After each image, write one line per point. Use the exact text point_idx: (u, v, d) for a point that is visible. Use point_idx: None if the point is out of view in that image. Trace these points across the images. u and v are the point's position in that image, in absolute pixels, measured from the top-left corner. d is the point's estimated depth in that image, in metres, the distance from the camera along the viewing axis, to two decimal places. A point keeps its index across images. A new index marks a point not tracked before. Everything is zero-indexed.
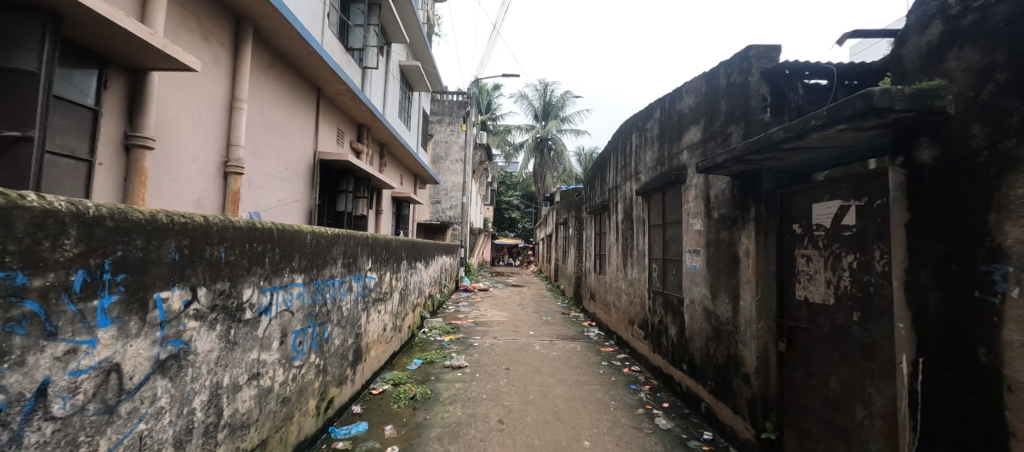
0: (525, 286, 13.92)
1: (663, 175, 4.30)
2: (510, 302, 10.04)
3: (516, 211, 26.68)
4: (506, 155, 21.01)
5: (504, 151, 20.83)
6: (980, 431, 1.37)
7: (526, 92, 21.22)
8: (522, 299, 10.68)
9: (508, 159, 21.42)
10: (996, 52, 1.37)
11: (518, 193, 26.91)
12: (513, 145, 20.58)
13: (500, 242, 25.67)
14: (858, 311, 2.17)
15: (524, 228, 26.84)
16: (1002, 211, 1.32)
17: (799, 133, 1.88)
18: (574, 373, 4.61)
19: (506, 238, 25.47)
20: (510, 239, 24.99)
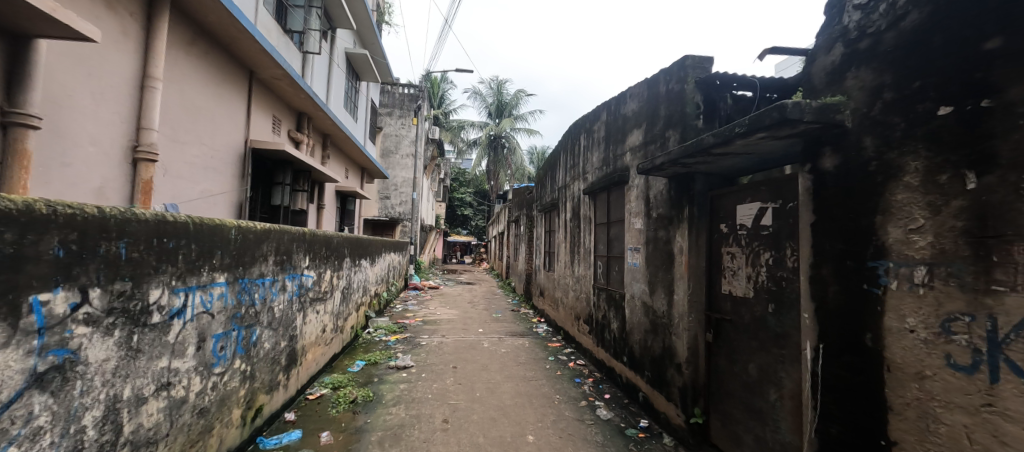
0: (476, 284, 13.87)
1: (608, 176, 4.46)
2: (460, 300, 9.94)
3: (468, 208, 26.46)
4: (458, 152, 20.73)
5: (457, 147, 20.56)
6: (865, 407, 1.56)
7: (479, 89, 21.08)
8: (473, 296, 10.62)
9: (460, 156, 21.16)
10: (885, 73, 1.55)
11: (470, 190, 26.70)
12: (466, 142, 20.36)
13: (451, 239, 25.33)
14: (772, 303, 2.40)
15: (476, 226, 26.66)
16: (886, 214, 1.50)
17: (725, 139, 2.03)
18: (522, 369, 4.66)
19: (457, 235, 25.17)
20: (461, 237, 24.74)
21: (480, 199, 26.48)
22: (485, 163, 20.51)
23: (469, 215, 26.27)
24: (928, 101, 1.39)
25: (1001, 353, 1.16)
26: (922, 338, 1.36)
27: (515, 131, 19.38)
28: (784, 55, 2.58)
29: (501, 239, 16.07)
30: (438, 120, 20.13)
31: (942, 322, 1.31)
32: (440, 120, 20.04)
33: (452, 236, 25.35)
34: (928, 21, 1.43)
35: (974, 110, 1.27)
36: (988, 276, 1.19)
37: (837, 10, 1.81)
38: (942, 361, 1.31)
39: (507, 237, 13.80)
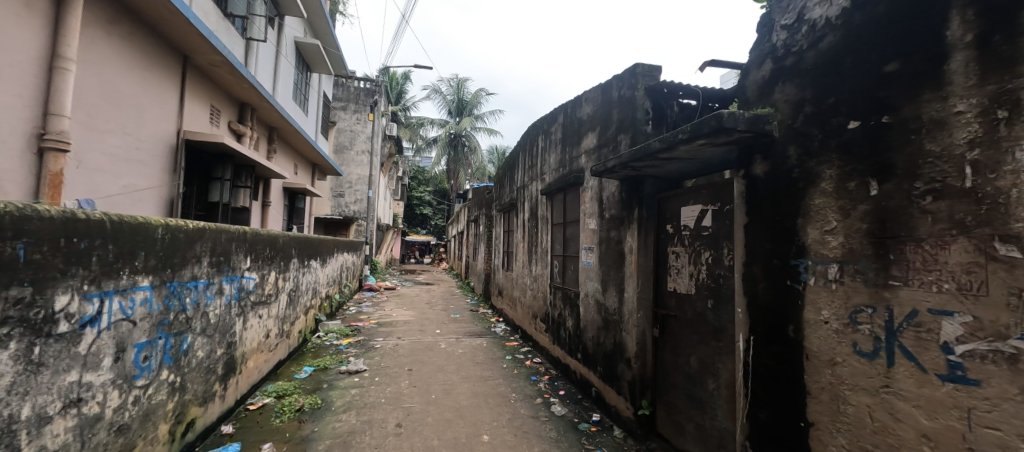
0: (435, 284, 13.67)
1: (564, 177, 4.56)
2: (417, 301, 9.74)
3: (427, 207, 25.97)
4: (417, 150, 20.27)
5: (415, 145, 20.12)
6: (788, 392, 1.71)
7: (438, 86, 20.74)
8: (431, 297, 10.45)
9: (418, 154, 20.71)
10: (806, 89, 1.71)
11: (429, 189, 26.21)
12: (425, 140, 19.98)
13: (409, 239, 24.75)
14: (711, 298, 2.56)
15: (436, 226, 26.25)
16: (807, 217, 1.65)
17: (670, 144, 2.14)
18: (478, 369, 4.65)
19: (416, 235, 24.64)
20: (420, 237, 24.25)
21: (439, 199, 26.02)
22: (445, 162, 20.22)
23: (428, 214, 25.81)
24: (841, 116, 1.55)
25: (896, 340, 1.31)
26: (835, 329, 1.51)
27: (475, 129, 19.22)
28: (726, 68, 2.69)
29: (461, 239, 15.94)
30: (395, 116, 19.60)
31: (850, 314, 1.46)
32: (398, 117, 19.51)
33: (410, 236, 24.80)
34: (841, 44, 1.58)
35: (877, 125, 1.41)
36: (887, 272, 1.34)
37: (767, 29, 1.97)
38: (851, 348, 1.45)
39: (466, 237, 13.69)
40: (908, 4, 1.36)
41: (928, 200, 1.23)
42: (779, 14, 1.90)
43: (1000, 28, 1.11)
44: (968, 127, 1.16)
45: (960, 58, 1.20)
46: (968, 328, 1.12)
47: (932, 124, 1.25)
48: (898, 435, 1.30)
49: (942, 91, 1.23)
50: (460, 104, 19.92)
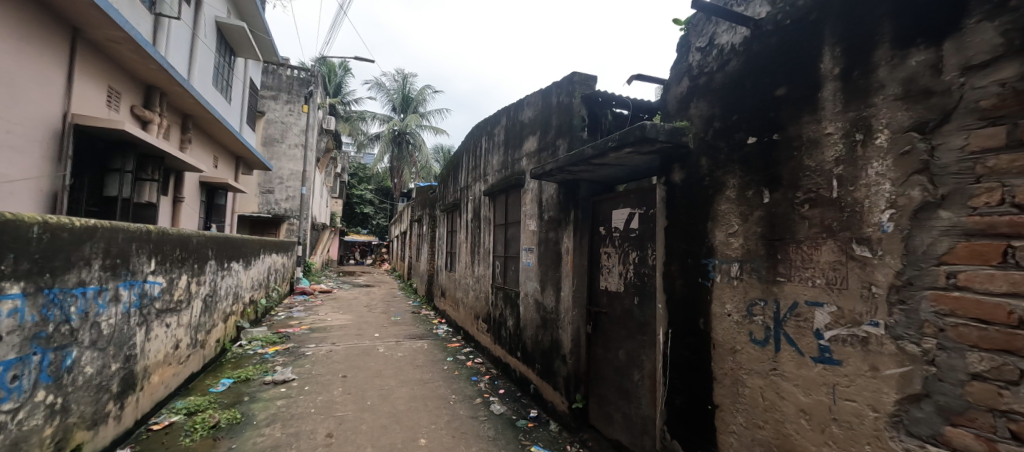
0: (375, 286, 13.13)
1: (506, 179, 4.62)
2: (355, 304, 9.30)
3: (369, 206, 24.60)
4: (357, 145, 19.31)
5: (356, 140, 19.17)
6: (698, 379, 1.89)
7: (381, 80, 19.94)
8: (370, 299, 10.03)
9: (359, 151, 19.75)
10: (715, 106, 1.90)
11: (371, 187, 24.63)
12: (366, 135, 19.08)
13: (348, 239, 23.53)
14: (637, 296, 2.74)
15: (378, 226, 25.17)
16: (714, 221, 1.83)
17: (601, 151, 2.27)
18: (418, 372, 4.56)
19: (355, 235, 23.51)
20: (360, 236, 23.17)
21: (382, 197, 24.95)
22: (387, 159, 19.48)
23: (370, 213, 24.60)
24: (742, 132, 1.74)
25: (782, 329, 1.50)
26: (736, 320, 1.70)
27: (420, 127, 18.68)
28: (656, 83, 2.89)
29: (404, 239, 15.46)
30: (334, 109, 18.52)
31: (748, 307, 1.65)
32: (336, 110, 18.46)
33: (349, 235, 23.60)
34: (743, 68, 1.78)
35: (769, 142, 1.61)
36: (775, 270, 1.54)
37: (685, 49, 2.16)
38: (747, 337, 1.64)
39: (409, 237, 13.33)
40: (793, 38, 1.57)
41: (806, 207, 1.43)
42: (695, 37, 2.09)
43: (858, 66, 1.32)
44: (835, 147, 1.36)
45: (830, 87, 1.41)
46: (833, 316, 1.32)
47: (809, 142, 1.45)
48: (782, 411, 1.49)
49: (817, 115, 1.43)
50: (404, 101, 19.28)
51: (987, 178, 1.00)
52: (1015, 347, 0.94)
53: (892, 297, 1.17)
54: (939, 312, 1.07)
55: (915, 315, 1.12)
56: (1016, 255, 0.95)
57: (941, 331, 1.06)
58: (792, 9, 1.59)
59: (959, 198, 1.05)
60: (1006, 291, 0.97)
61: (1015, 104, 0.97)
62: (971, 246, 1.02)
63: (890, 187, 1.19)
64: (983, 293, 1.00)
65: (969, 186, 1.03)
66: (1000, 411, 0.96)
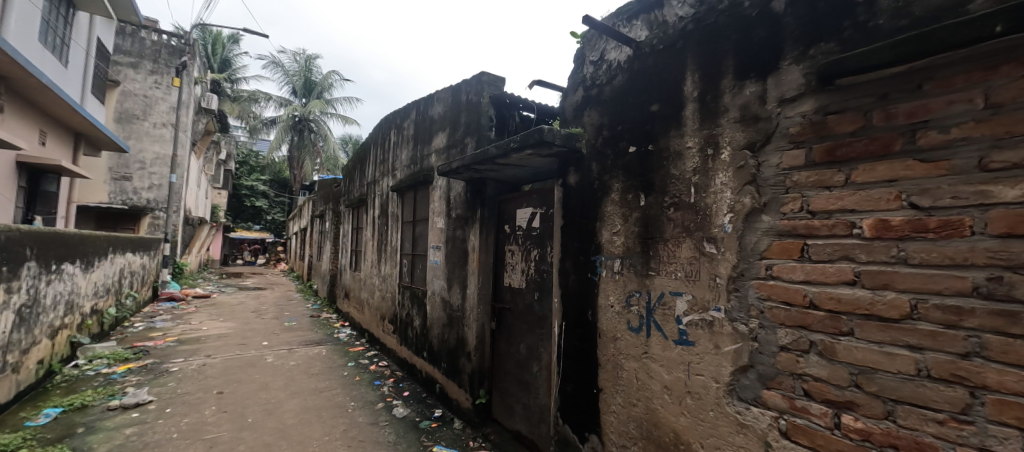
0: (267, 288, 11.75)
1: (415, 175, 4.49)
2: (240, 309, 8.20)
3: (263, 198, 21.67)
4: (247, 129, 17.03)
5: (246, 124, 16.84)
6: (586, 366, 2.05)
7: (278, 59, 17.81)
8: (260, 304, 8.94)
9: (250, 136, 17.43)
10: (604, 117, 2.08)
11: (267, 178, 21.91)
12: (259, 119, 16.92)
13: (233, 235, 20.63)
14: (537, 291, 2.88)
15: (273, 222, 22.29)
16: (601, 221, 2.01)
17: (504, 152, 2.34)
18: (312, 381, 4.19)
19: (243, 230, 20.74)
20: (249, 233, 20.52)
21: (278, 189, 22.40)
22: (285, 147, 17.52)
23: (263, 207, 21.88)
24: (624, 141, 1.94)
25: (652, 316, 1.71)
26: (617, 310, 1.88)
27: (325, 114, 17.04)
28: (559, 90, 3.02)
29: (303, 236, 14.05)
30: (218, 86, 16.02)
31: (626, 298, 1.83)
32: (220, 87, 16.03)
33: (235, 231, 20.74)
34: (626, 83, 1.98)
35: (645, 151, 1.81)
36: (648, 265, 1.74)
37: (580, 62, 2.32)
38: (626, 326, 1.83)
39: (310, 235, 12.18)
40: (665, 61, 1.79)
41: (672, 210, 1.64)
42: (589, 51, 2.26)
43: (711, 91, 1.56)
44: (693, 160, 1.59)
45: (690, 107, 1.64)
46: (690, 304, 1.54)
47: (675, 154, 1.67)
48: (651, 388, 1.69)
49: (681, 130, 1.65)
50: (306, 84, 17.49)
51: (793, 190, 1.27)
52: (808, 323, 1.20)
53: (730, 286, 1.40)
54: (761, 298, 1.32)
55: (744, 300, 1.36)
56: (811, 251, 1.22)
57: (762, 313, 1.31)
58: (664, 36, 1.80)
59: (776, 205, 1.30)
60: (802, 279, 1.23)
61: (811, 133, 1.24)
62: (781, 243, 1.28)
63: (731, 194, 1.42)
64: (789, 282, 1.25)
65: (781, 195, 1.29)
66: (798, 374, 1.22)
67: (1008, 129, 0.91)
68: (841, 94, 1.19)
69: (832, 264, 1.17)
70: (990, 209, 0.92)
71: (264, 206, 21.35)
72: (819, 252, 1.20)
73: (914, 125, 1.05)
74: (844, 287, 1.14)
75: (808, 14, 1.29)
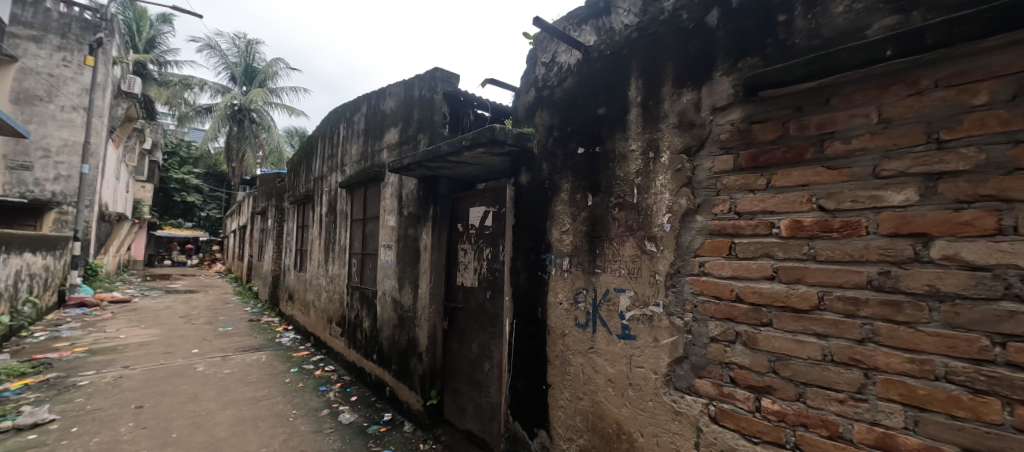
0: (200, 291, 10.81)
1: (365, 171, 4.32)
2: (167, 315, 7.47)
3: (196, 194, 19.63)
4: (176, 117, 15.53)
5: (175, 111, 15.35)
6: (536, 363, 2.09)
7: (214, 42, 16.39)
8: (191, 308, 8.20)
9: (179, 124, 15.91)
10: (555, 119, 2.12)
11: (199, 171, 19.73)
12: (191, 106, 15.50)
13: (161, 233, 18.77)
14: (489, 290, 2.88)
15: (207, 219, 20.56)
16: (551, 220, 2.05)
17: (456, 149, 2.31)
18: (250, 390, 3.92)
19: (172, 228, 18.93)
20: (178, 231, 18.75)
21: (213, 183, 20.66)
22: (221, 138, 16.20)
23: (198, 204, 19.80)
24: (572, 143, 1.99)
25: (598, 312, 1.77)
26: (565, 307, 1.93)
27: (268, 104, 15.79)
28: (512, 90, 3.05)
29: (242, 235, 13.09)
30: (140, 68, 14.44)
31: (574, 295, 1.89)
32: (143, 70, 14.47)
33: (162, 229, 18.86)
34: (575, 86, 2.03)
35: (593, 153, 1.87)
36: (595, 263, 1.79)
37: (532, 63, 2.34)
38: (573, 322, 1.88)
39: (250, 233, 11.36)
40: (612, 66, 1.85)
41: (617, 210, 1.71)
42: (541, 53, 2.29)
43: (653, 97, 1.64)
44: (636, 162, 1.66)
45: (633, 112, 1.71)
46: (632, 299, 1.61)
47: (620, 156, 1.73)
48: (596, 382, 1.75)
49: (625, 133, 1.72)
50: (247, 71, 16.26)
51: (723, 193, 1.36)
52: (735, 315, 1.30)
53: (667, 282, 1.49)
54: (694, 292, 1.41)
55: (680, 295, 1.45)
56: (737, 249, 1.31)
57: (696, 307, 1.40)
58: (611, 42, 1.87)
59: (708, 206, 1.39)
60: (730, 275, 1.33)
61: (738, 140, 1.34)
62: (712, 242, 1.37)
63: (670, 196, 1.50)
64: (719, 277, 1.35)
65: (713, 197, 1.38)
66: (726, 363, 1.31)
67: (895, 142, 1.04)
68: (763, 104, 1.29)
69: (755, 260, 1.27)
70: (881, 212, 1.05)
71: (198, 201, 19.55)
72: (745, 250, 1.30)
73: (823, 135, 1.17)
74: (765, 281, 1.25)
75: (736, 30, 1.40)
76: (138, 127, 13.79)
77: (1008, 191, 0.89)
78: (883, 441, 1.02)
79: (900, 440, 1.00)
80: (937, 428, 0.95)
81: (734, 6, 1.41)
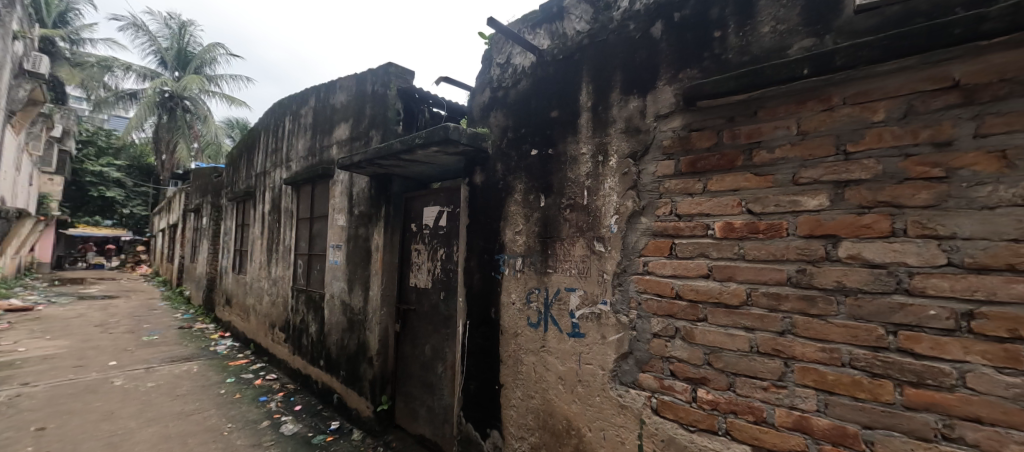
0: (121, 296, 9.76)
1: (313, 167, 4.10)
2: (80, 323, 6.68)
3: (117, 189, 17.67)
4: (93, 103, 13.89)
5: (91, 95, 13.71)
6: (488, 364, 2.09)
7: (140, 22, 14.85)
8: (109, 316, 7.39)
9: (96, 111, 14.26)
10: (510, 120, 2.13)
11: (120, 163, 17.80)
12: (111, 91, 13.93)
13: (73, 232, 16.73)
14: (443, 291, 2.85)
15: (130, 216, 18.61)
16: (504, 220, 2.06)
17: (409, 147, 2.26)
18: (178, 404, 3.59)
19: (88, 226, 16.93)
20: (95, 231, 16.82)
21: (138, 177, 18.75)
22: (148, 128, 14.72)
23: (119, 200, 17.87)
24: (526, 144, 2.01)
25: (549, 312, 1.80)
26: (517, 307, 1.95)
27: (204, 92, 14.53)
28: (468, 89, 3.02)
29: (173, 234, 11.99)
30: (48, 45, 12.76)
31: (526, 294, 1.91)
32: (51, 47, 12.80)
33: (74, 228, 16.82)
34: (529, 88, 2.06)
35: (545, 156, 1.90)
36: (546, 263, 1.83)
37: (487, 63, 2.34)
38: (525, 322, 1.91)
39: (181, 232, 10.42)
40: (564, 70, 1.90)
41: (568, 211, 1.75)
42: (496, 53, 2.30)
43: (602, 103, 1.69)
44: (586, 165, 1.71)
45: (584, 116, 1.76)
46: (581, 298, 1.66)
47: (571, 159, 1.78)
48: (547, 380, 1.78)
49: (576, 137, 1.77)
50: (179, 56, 14.90)
51: (665, 196, 1.44)
52: (674, 311, 1.38)
53: (614, 281, 1.54)
54: (639, 290, 1.48)
55: (626, 293, 1.51)
56: (677, 249, 1.39)
57: (640, 304, 1.47)
58: (564, 47, 1.91)
59: (651, 209, 1.47)
60: (670, 274, 1.40)
61: (679, 147, 1.42)
62: (655, 242, 1.45)
63: (617, 198, 1.56)
64: (660, 276, 1.42)
65: (656, 200, 1.46)
66: (666, 357, 1.39)
67: (811, 153, 1.15)
68: (700, 114, 1.38)
69: (692, 260, 1.36)
70: (799, 215, 1.16)
71: (120, 196, 17.63)
72: (683, 250, 1.38)
73: (751, 145, 1.27)
74: (701, 279, 1.33)
75: (678, 42, 1.48)
76: (44, 112, 12.17)
77: (899, 198, 1.01)
78: (800, 423, 1.12)
79: (813, 421, 1.10)
80: (843, 409, 1.06)
81: (676, 20, 1.50)
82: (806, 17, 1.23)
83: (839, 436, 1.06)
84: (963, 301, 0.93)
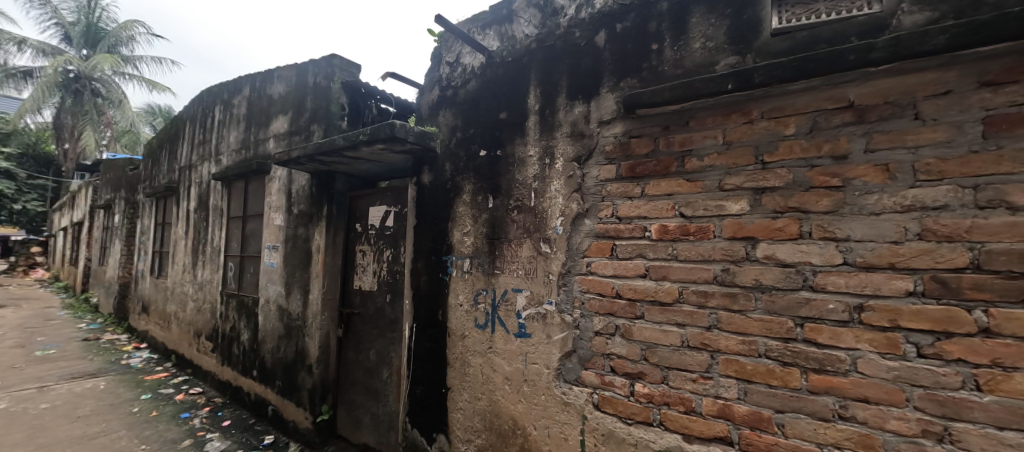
0: (10, 305, 8.45)
1: (246, 162, 3.80)
2: None
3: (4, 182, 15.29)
4: None
5: None
6: (435, 367, 2.05)
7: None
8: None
9: None
10: (458, 119, 2.11)
11: (10, 151, 15.43)
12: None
13: None
14: (389, 293, 2.76)
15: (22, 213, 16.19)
16: (452, 221, 2.04)
17: (353, 144, 2.16)
18: (79, 426, 3.18)
19: None
20: None
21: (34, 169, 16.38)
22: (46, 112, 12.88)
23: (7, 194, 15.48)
24: (474, 144, 2.00)
25: (496, 313, 1.80)
26: (465, 308, 1.94)
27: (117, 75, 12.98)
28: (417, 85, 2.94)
29: (76, 234, 10.58)
30: None
31: (474, 296, 1.90)
32: None
33: None
34: (478, 88, 2.05)
35: (494, 157, 1.91)
36: (494, 263, 1.83)
37: (437, 61, 2.31)
38: (473, 324, 1.90)
39: (88, 231, 9.24)
40: (513, 72, 1.91)
41: (515, 212, 1.77)
42: (446, 52, 2.27)
43: (549, 106, 1.73)
44: (533, 167, 1.74)
45: (531, 119, 1.79)
46: (528, 299, 1.68)
47: (518, 161, 1.80)
48: (494, 382, 1.79)
49: (524, 139, 1.79)
50: (87, 32, 13.20)
51: (607, 199, 1.50)
52: (615, 310, 1.44)
53: (559, 281, 1.58)
54: (582, 290, 1.52)
55: (570, 293, 1.55)
56: (618, 249, 1.45)
57: (584, 303, 1.51)
58: (513, 49, 1.92)
59: (594, 211, 1.52)
60: (611, 274, 1.46)
61: (619, 153, 1.49)
62: (598, 244, 1.50)
63: (563, 200, 1.60)
64: (602, 275, 1.48)
65: (598, 203, 1.51)
66: (606, 353, 1.44)
67: (735, 161, 1.25)
68: (639, 122, 1.45)
69: (631, 260, 1.42)
70: (724, 219, 1.25)
71: (9, 190, 15.28)
72: (623, 251, 1.44)
73: (684, 152, 1.35)
74: (639, 279, 1.40)
75: (619, 52, 1.55)
76: None
77: (805, 204, 1.13)
78: (723, 410, 1.22)
79: (734, 409, 1.20)
80: (759, 395, 1.16)
81: (618, 30, 1.57)
82: (731, 36, 1.34)
83: (755, 420, 1.16)
84: (855, 295, 1.05)
